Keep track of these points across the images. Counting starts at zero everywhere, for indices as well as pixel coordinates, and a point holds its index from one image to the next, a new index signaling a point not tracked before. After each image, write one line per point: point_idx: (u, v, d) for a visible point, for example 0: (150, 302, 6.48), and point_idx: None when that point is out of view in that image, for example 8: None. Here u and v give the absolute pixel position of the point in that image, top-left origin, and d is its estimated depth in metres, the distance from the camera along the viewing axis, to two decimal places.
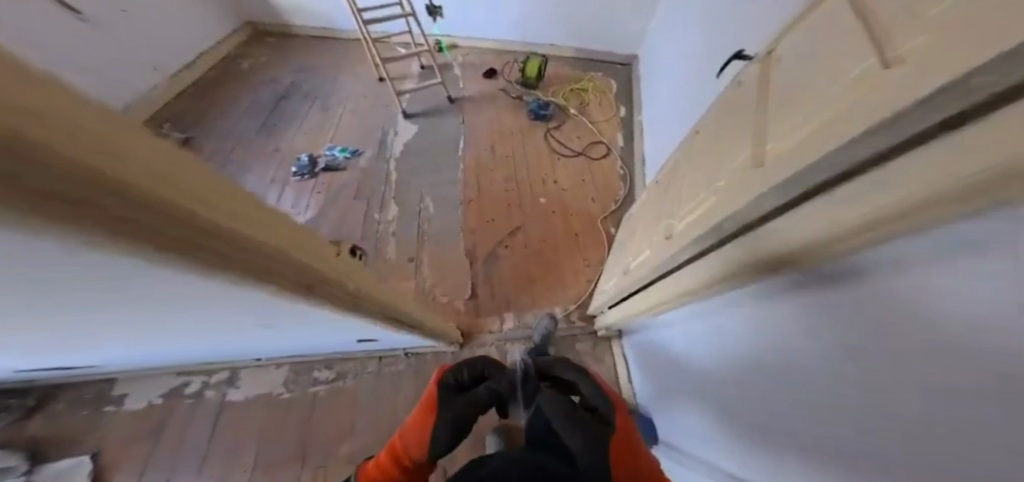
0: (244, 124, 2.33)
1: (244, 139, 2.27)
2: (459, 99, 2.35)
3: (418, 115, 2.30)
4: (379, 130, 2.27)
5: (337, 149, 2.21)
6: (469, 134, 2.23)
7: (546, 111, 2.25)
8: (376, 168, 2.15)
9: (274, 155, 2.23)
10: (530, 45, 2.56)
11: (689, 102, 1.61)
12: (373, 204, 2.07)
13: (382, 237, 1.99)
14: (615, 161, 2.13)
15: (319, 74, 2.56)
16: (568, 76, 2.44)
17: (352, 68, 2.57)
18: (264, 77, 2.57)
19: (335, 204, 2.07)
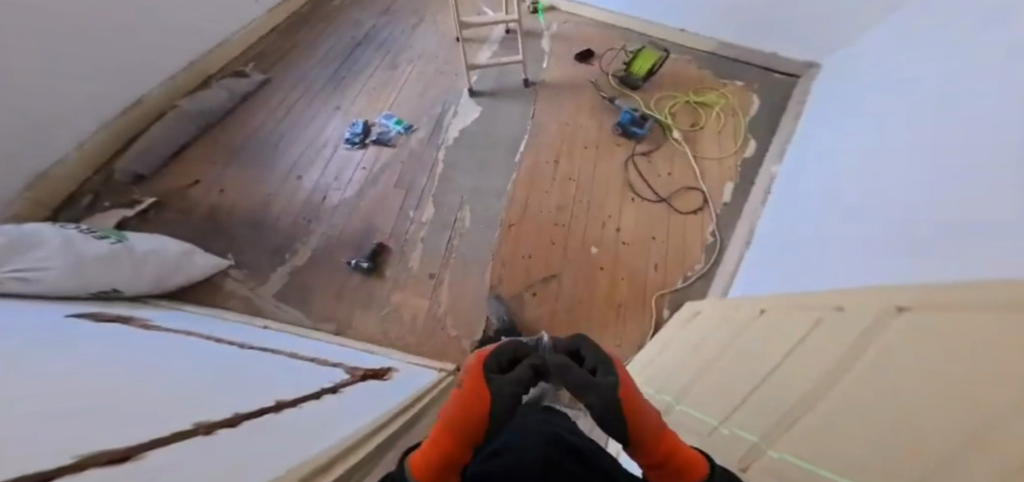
0: (320, 75, 2.04)
1: (310, 86, 2.00)
2: (537, 85, 1.88)
3: (487, 93, 1.86)
4: (437, 107, 1.84)
5: (392, 120, 1.83)
6: (535, 133, 1.78)
7: (640, 130, 1.77)
8: (425, 154, 1.75)
9: (331, 117, 1.91)
10: (647, 24, 2.05)
11: (914, 185, 0.92)
12: (411, 196, 1.70)
13: (408, 241, 1.66)
14: (707, 221, 1.64)
15: (398, 25, 2.17)
16: (684, 79, 1.93)
17: (433, 24, 2.15)
18: (341, 15, 2.29)
19: (376, 187, 1.73)
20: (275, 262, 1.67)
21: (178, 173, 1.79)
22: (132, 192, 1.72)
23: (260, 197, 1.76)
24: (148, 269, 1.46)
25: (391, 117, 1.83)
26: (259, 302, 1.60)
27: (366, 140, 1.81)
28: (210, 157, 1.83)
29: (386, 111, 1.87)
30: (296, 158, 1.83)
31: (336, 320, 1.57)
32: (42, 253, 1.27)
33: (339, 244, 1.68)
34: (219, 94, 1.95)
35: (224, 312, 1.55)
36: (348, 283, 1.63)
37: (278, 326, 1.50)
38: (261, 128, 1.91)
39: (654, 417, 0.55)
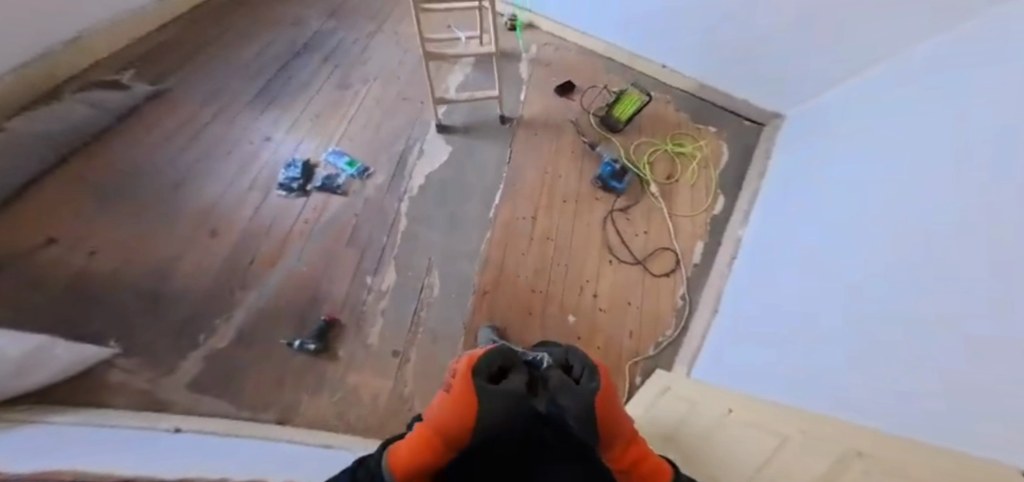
0: (243, 94, 1.62)
1: (230, 106, 1.60)
2: (514, 121, 1.64)
3: (456, 129, 1.59)
4: (400, 144, 1.53)
5: (341, 158, 1.50)
6: (513, 182, 1.54)
7: (619, 184, 1.59)
8: (381, 204, 1.46)
9: (263, 148, 1.53)
10: (637, 56, 1.89)
11: (888, 271, 0.86)
12: (369, 257, 1.40)
13: (365, 315, 1.34)
14: (678, 284, 1.49)
15: (345, 28, 1.77)
16: (660, 122, 1.79)
17: (393, 34, 1.76)
18: (280, 16, 1.83)
19: (323, 239, 1.41)
20: (188, 343, 1.25)
21: (29, 225, 1.32)
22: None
23: (157, 257, 1.34)
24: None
25: (341, 156, 1.50)
26: (162, 394, 1.17)
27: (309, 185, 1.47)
28: (83, 195, 1.38)
29: (333, 144, 1.52)
30: (216, 201, 1.44)
31: (273, 408, 1.18)
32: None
33: (277, 318, 1.31)
34: (75, 109, 1.51)
35: (113, 419, 1.06)
36: (287, 366, 1.25)
37: (195, 428, 1.07)
38: (162, 162, 1.49)
39: (628, 424, 0.67)
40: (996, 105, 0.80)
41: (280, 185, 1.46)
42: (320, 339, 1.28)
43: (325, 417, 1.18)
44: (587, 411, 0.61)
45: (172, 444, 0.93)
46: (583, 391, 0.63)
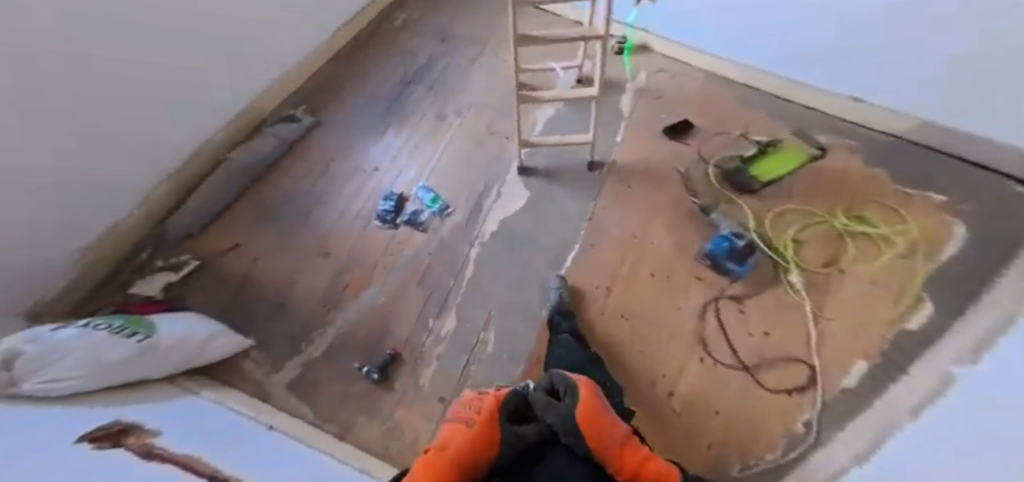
0: (364, 111, 1.54)
1: (346, 118, 1.52)
2: (603, 167, 1.52)
3: (537, 170, 1.48)
4: (481, 182, 1.45)
5: (428, 196, 1.42)
6: (592, 242, 1.41)
7: (735, 268, 1.37)
8: (454, 247, 1.37)
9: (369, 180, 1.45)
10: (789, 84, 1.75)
11: None
12: (433, 300, 1.31)
13: (422, 356, 1.23)
14: (801, 408, 1.11)
15: (449, 53, 1.71)
16: (824, 186, 1.56)
17: (492, 61, 1.69)
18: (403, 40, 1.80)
19: (402, 273, 1.33)
20: (282, 353, 1.18)
21: (220, 229, 1.35)
22: (183, 254, 1.29)
23: (275, 276, 1.29)
24: (170, 357, 1.03)
25: (428, 191, 1.43)
26: (268, 390, 1.11)
27: (398, 219, 1.39)
28: (234, 219, 1.37)
29: (421, 180, 1.45)
30: (332, 224, 1.38)
31: (335, 424, 1.09)
32: (47, 341, 0.92)
33: (347, 342, 1.22)
34: (267, 143, 1.48)
35: (231, 403, 1.03)
36: (349, 389, 1.15)
37: (289, 432, 0.99)
38: (298, 180, 1.46)
39: (616, 434, 0.81)
40: None
41: (377, 216, 1.39)
42: (382, 369, 1.18)
43: (375, 447, 1.06)
44: (569, 425, 0.81)
45: (270, 454, 0.85)
46: (567, 409, 0.83)
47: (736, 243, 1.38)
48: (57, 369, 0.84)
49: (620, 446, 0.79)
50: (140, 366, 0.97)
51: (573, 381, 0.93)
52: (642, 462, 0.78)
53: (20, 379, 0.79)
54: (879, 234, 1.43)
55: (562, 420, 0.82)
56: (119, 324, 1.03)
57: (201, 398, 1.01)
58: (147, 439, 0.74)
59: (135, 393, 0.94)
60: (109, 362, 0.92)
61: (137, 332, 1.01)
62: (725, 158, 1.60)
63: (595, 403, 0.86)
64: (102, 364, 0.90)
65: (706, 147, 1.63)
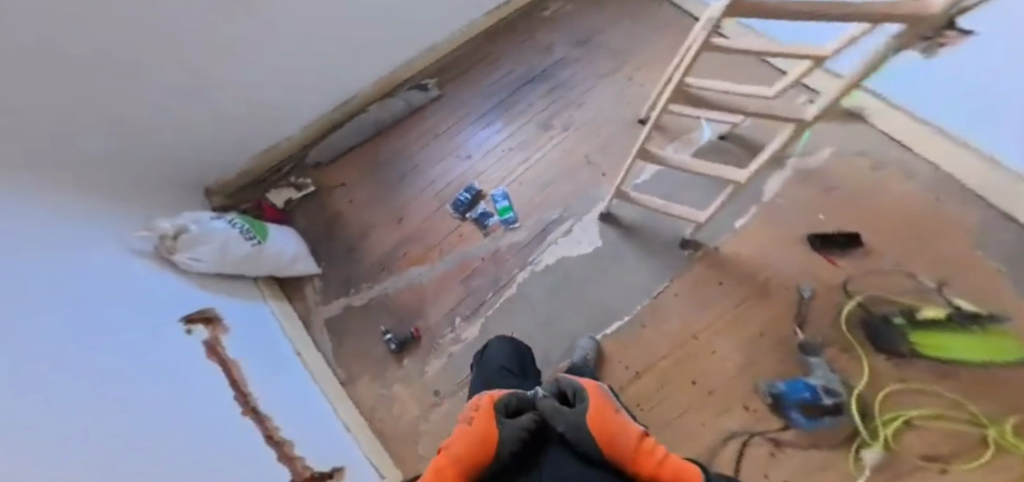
0: (473, 99, 1.55)
1: (461, 103, 1.56)
2: (698, 246, 1.30)
3: (621, 221, 1.34)
4: (554, 212, 1.38)
5: (500, 201, 1.41)
6: (648, 322, 1.26)
7: (793, 416, 1.12)
8: (505, 265, 1.37)
9: (457, 165, 1.48)
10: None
11: None
12: (467, 302, 1.37)
13: (437, 347, 1.35)
14: None
15: (584, 60, 1.56)
16: (1003, 393, 1.10)
17: (625, 82, 1.50)
18: (548, 22, 1.63)
19: (449, 269, 1.40)
20: (334, 293, 1.45)
21: (337, 169, 1.54)
22: (304, 176, 1.54)
23: (357, 228, 1.48)
24: (266, 264, 1.33)
25: (504, 198, 1.41)
26: (312, 316, 1.43)
27: (468, 212, 1.43)
28: (357, 164, 1.54)
29: (501, 185, 1.44)
30: (414, 198, 1.48)
31: (345, 372, 1.37)
32: (203, 222, 1.22)
33: (383, 308, 1.41)
34: (394, 105, 1.56)
35: (280, 317, 1.37)
36: (370, 349, 1.39)
37: (306, 361, 1.33)
38: (405, 153, 1.52)
39: (630, 436, 0.77)
40: None
41: (455, 206, 1.43)
42: (400, 344, 1.36)
43: (365, 407, 1.33)
44: (579, 425, 0.78)
45: (286, 380, 1.20)
46: (574, 417, 0.79)
47: (820, 397, 1.12)
48: (198, 254, 1.17)
49: (636, 449, 0.74)
50: (245, 265, 1.28)
51: (572, 383, 0.92)
52: (661, 463, 0.74)
53: (174, 250, 1.14)
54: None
55: (571, 422, 0.79)
56: (248, 226, 1.30)
57: (265, 307, 1.36)
58: (219, 339, 1.08)
59: (231, 282, 1.30)
60: (229, 257, 1.24)
61: (255, 237, 1.30)
62: (880, 303, 1.22)
63: (603, 405, 0.84)
64: (225, 259, 1.23)
65: (861, 278, 1.24)
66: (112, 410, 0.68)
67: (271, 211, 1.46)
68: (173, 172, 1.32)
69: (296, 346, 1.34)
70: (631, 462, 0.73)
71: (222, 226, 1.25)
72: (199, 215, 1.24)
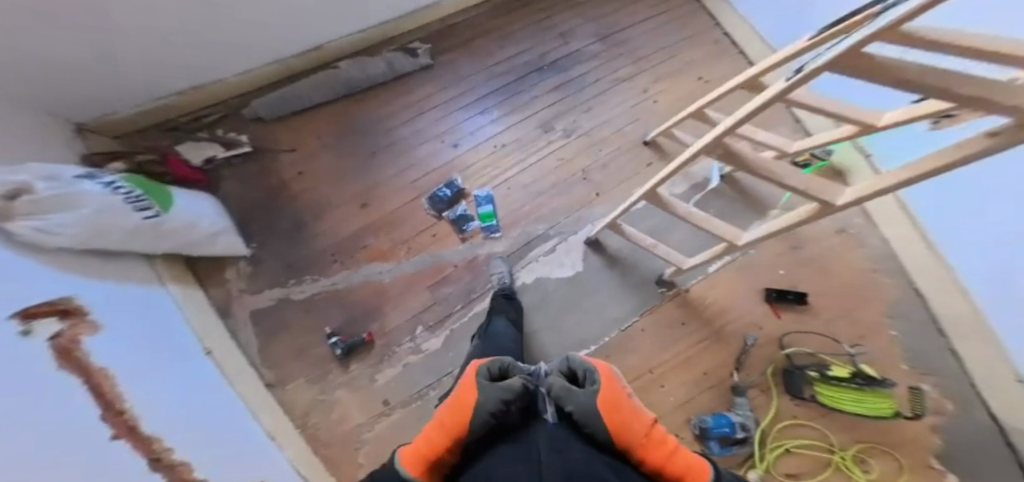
0: (469, 68, 1.46)
1: (454, 74, 1.45)
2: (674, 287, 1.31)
3: (608, 249, 1.31)
4: (540, 226, 1.30)
5: (483, 202, 1.29)
6: (619, 351, 1.25)
7: (716, 448, 1.13)
8: (478, 272, 1.26)
9: (442, 151, 1.37)
10: (991, 335, 1.23)
11: None
12: (433, 311, 1.24)
13: (392, 355, 1.20)
14: None
15: (598, 60, 1.49)
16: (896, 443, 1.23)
17: (637, 94, 1.45)
18: (561, 16, 1.56)
19: (416, 270, 1.26)
20: (263, 281, 1.25)
21: (287, 131, 1.39)
22: (233, 131, 1.38)
23: (312, 202, 1.32)
24: (171, 239, 1.12)
25: (487, 202, 1.30)
26: (232, 306, 1.22)
27: (446, 211, 1.30)
28: (319, 130, 1.40)
29: (488, 187, 1.33)
30: (387, 179, 1.34)
31: (274, 373, 1.17)
32: (65, 182, 0.95)
33: (331, 302, 1.24)
34: (375, 65, 1.44)
35: (186, 307, 1.15)
36: (309, 348, 1.20)
37: (218, 358, 1.12)
38: (384, 127, 1.39)
39: (640, 427, 0.65)
40: None
41: (431, 199, 1.31)
42: (348, 349, 1.19)
43: (297, 413, 1.14)
44: (586, 404, 0.67)
45: (182, 386, 0.95)
46: (584, 395, 0.68)
47: (736, 431, 1.13)
48: (54, 222, 0.87)
49: (647, 436, 0.64)
50: (133, 240, 1.04)
51: (585, 364, 0.84)
52: (674, 449, 0.63)
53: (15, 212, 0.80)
54: None
55: (581, 400, 0.68)
56: (140, 192, 1.08)
57: (165, 293, 1.13)
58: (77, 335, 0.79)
59: (117, 263, 1.05)
60: (110, 228, 0.98)
61: (152, 208, 1.08)
62: (805, 355, 1.28)
63: (613, 385, 0.73)
64: (103, 232, 0.97)
65: (798, 332, 1.31)
66: (17, 386, 0.56)
67: (183, 168, 1.26)
68: (55, 100, 1.15)
69: (203, 343, 1.12)
70: (633, 448, 0.63)
71: (98, 190, 0.99)
72: (66, 172, 0.97)
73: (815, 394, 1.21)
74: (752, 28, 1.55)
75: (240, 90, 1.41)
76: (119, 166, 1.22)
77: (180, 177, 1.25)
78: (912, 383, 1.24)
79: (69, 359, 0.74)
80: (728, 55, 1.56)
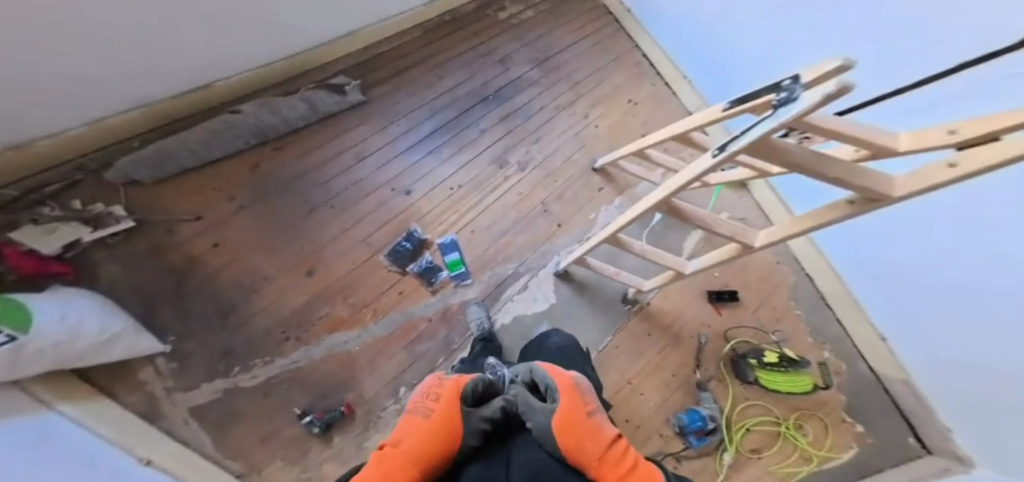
0: (407, 101, 1.41)
1: (392, 108, 1.39)
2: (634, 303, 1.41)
3: (573, 279, 1.36)
4: (510, 265, 1.29)
5: (446, 248, 1.26)
6: (600, 371, 1.31)
7: (693, 440, 1.27)
8: (453, 322, 1.21)
9: (393, 200, 1.29)
10: (856, 303, 1.54)
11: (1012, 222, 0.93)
12: (414, 368, 1.14)
13: (378, 421, 1.07)
14: None
15: (540, 85, 1.51)
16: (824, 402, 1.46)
17: (580, 120, 1.49)
18: (490, 41, 1.55)
19: (387, 330, 1.17)
20: (198, 374, 1.04)
21: (190, 195, 1.21)
22: (96, 202, 1.14)
23: (245, 276, 1.16)
24: (42, 359, 0.84)
25: (452, 248, 1.26)
26: (162, 411, 0.98)
27: (410, 265, 1.24)
28: (242, 189, 1.24)
29: (450, 232, 1.29)
30: (330, 239, 1.23)
31: (241, 462, 0.97)
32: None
33: (294, 383, 1.07)
34: (293, 107, 1.34)
35: (93, 424, 0.86)
36: (276, 433, 1.01)
37: (162, 467, 0.87)
38: (319, 180, 1.29)
39: (596, 440, 0.58)
40: (954, 203, 1.08)
41: (391, 255, 1.23)
42: (327, 424, 1.02)
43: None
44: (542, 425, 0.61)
45: None
46: (541, 415, 0.64)
47: (707, 423, 1.27)
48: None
49: (600, 458, 0.55)
50: None
51: (544, 376, 0.81)
52: (637, 471, 0.54)
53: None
54: (821, 459, 1.33)
55: (540, 418, 0.63)
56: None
57: (53, 414, 0.82)
58: None
59: None
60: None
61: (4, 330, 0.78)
62: (745, 345, 1.47)
63: (574, 400, 0.68)
64: None
65: (737, 328, 1.50)
66: None
67: (28, 259, 0.99)
68: None
69: (138, 456, 0.86)
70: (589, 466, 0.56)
71: None
72: None
73: (757, 378, 1.41)
74: (661, 51, 1.70)
75: (96, 143, 1.18)
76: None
77: (28, 271, 0.98)
78: (818, 358, 1.51)
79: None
80: (649, 75, 1.68)
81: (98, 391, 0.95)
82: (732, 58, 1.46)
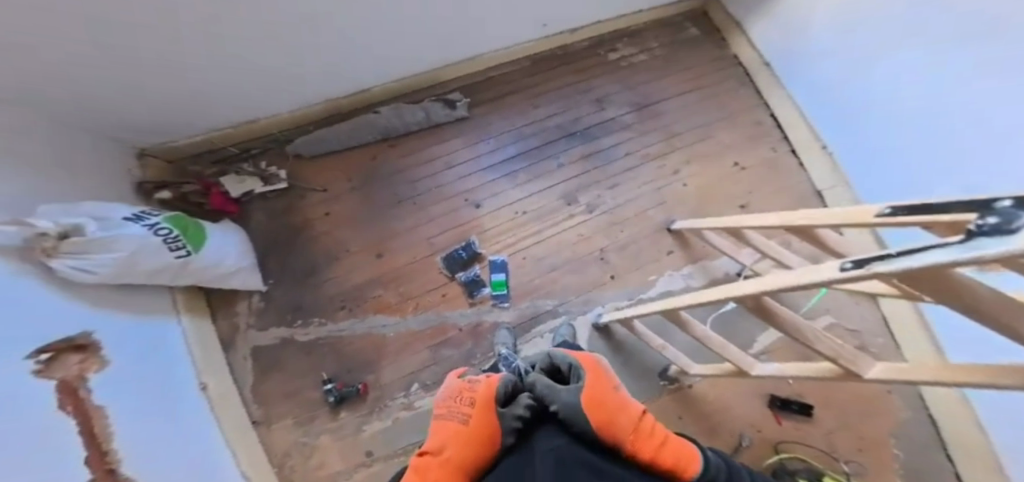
0: (500, 123, 1.49)
1: (487, 127, 1.48)
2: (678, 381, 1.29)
3: (616, 334, 1.30)
4: (549, 302, 1.29)
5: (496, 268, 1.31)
6: None
7: None
8: (479, 339, 1.26)
9: (464, 210, 1.38)
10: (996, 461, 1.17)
11: None
12: (431, 370, 1.23)
13: (382, 409, 1.18)
14: None
15: (633, 130, 1.47)
16: None
17: (667, 175, 1.41)
18: (597, 79, 1.54)
19: (420, 327, 1.27)
20: (272, 317, 1.26)
21: (315, 170, 1.44)
22: (274, 165, 1.42)
23: (329, 246, 1.36)
24: (194, 276, 1.16)
25: (500, 269, 1.31)
26: (236, 339, 1.22)
27: (459, 272, 1.32)
28: (353, 172, 1.45)
29: (502, 253, 1.33)
30: (403, 231, 1.37)
31: (261, 411, 1.16)
32: (113, 225, 1.02)
33: (331, 349, 1.24)
34: (414, 113, 1.47)
35: (190, 341, 1.16)
36: (300, 391, 1.19)
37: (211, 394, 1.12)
38: (406, 177, 1.44)
39: (625, 419, 0.65)
40: None
41: (446, 259, 1.33)
42: (341, 396, 1.17)
43: (276, 452, 1.12)
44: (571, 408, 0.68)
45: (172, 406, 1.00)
46: (568, 393, 0.70)
47: None
48: (93, 261, 0.95)
49: (634, 431, 0.63)
50: (158, 277, 1.09)
51: (571, 360, 0.85)
52: (664, 442, 0.61)
53: (55, 252, 0.88)
54: None
55: (565, 397, 0.70)
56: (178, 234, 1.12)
57: (174, 323, 1.15)
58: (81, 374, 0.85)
59: (129, 299, 1.07)
60: (138, 268, 1.03)
61: (185, 247, 1.13)
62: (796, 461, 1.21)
63: (599, 384, 0.74)
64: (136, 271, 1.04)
65: (791, 442, 1.27)
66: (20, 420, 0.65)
67: (219, 197, 1.32)
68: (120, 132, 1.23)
69: (199, 381, 1.12)
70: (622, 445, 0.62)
71: (140, 228, 1.05)
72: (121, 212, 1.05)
73: None
74: (801, 116, 1.50)
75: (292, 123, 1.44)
76: (167, 194, 1.28)
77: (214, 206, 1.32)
78: None
79: (75, 404, 0.79)
80: (772, 138, 1.51)
81: (203, 310, 1.22)
82: (897, 154, 1.23)
